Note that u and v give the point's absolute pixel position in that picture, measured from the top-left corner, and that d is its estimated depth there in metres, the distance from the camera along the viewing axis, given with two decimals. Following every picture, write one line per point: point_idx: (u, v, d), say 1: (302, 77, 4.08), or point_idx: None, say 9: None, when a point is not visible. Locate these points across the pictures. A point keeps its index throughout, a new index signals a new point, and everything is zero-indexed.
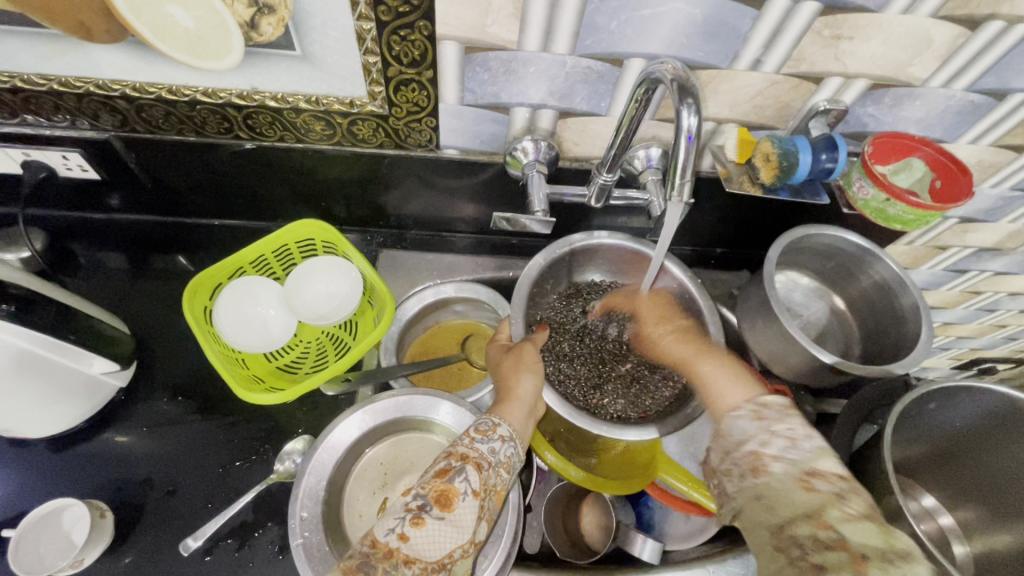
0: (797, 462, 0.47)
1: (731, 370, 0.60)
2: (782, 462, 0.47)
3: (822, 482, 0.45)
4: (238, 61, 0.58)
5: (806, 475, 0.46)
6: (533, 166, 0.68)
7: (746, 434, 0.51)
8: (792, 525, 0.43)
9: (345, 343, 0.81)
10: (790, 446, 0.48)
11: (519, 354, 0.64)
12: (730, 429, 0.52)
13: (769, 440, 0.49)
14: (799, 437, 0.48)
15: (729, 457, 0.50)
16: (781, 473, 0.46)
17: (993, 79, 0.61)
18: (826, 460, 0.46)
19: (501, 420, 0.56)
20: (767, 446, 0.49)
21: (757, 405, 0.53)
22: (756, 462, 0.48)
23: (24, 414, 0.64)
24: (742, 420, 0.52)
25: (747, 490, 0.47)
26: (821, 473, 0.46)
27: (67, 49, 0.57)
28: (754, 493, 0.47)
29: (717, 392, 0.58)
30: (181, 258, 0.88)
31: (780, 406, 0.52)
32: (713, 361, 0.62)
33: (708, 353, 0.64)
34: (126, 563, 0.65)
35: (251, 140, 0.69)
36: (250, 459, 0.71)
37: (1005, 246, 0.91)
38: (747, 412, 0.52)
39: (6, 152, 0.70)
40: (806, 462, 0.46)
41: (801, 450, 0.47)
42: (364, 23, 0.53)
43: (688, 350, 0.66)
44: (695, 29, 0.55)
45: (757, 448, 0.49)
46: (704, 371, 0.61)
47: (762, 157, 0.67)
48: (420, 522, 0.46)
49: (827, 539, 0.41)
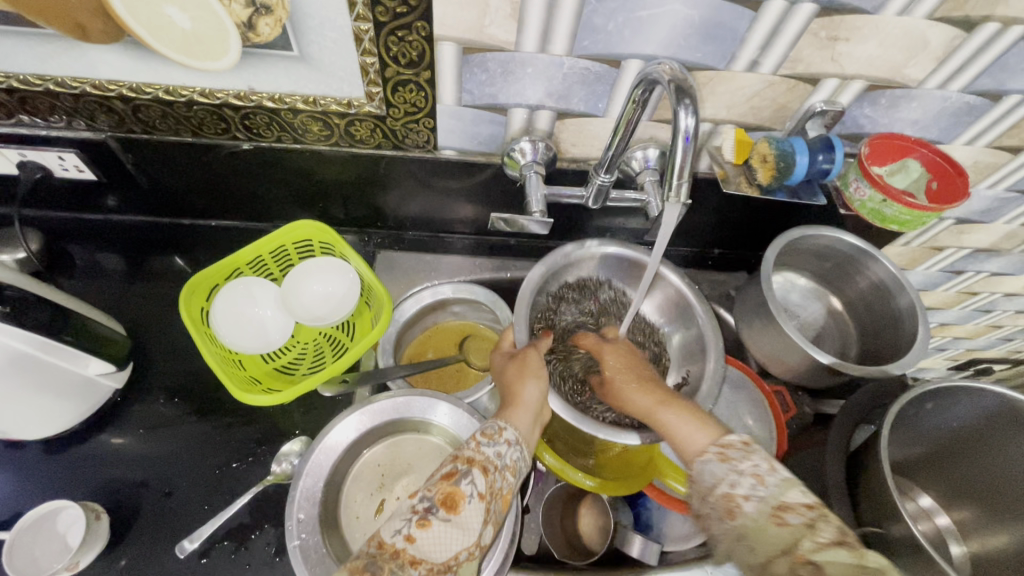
0: (766, 499, 0.48)
1: (690, 412, 0.58)
2: (752, 501, 0.48)
3: (793, 515, 0.46)
4: (235, 62, 0.58)
5: (777, 510, 0.47)
6: (531, 167, 0.68)
7: (716, 478, 0.51)
8: (774, 563, 0.45)
9: (342, 344, 0.81)
10: (756, 484, 0.49)
11: (523, 361, 0.63)
12: (700, 473, 0.52)
13: (737, 479, 0.50)
14: (762, 471, 0.49)
15: (706, 502, 0.51)
16: (752, 512, 0.48)
17: (989, 80, 0.61)
18: (791, 491, 0.48)
19: (507, 424, 0.55)
20: (735, 486, 0.49)
21: (722, 445, 0.53)
22: (729, 503, 0.49)
23: (19, 416, 0.63)
24: (710, 463, 0.52)
25: (727, 534, 0.49)
26: (789, 505, 0.47)
27: (64, 50, 0.57)
28: (735, 537, 0.48)
29: (678, 435, 0.56)
30: (178, 259, 0.86)
31: (740, 444, 0.52)
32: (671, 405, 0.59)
33: (669, 398, 0.60)
34: (122, 565, 0.65)
35: (248, 141, 0.69)
36: (247, 461, 0.71)
37: (1001, 247, 0.91)
38: (714, 455, 0.52)
39: (2, 153, 0.70)
40: (774, 496, 0.48)
41: (767, 486, 0.48)
42: (362, 23, 0.53)
43: (644, 394, 0.62)
44: (692, 30, 0.55)
45: (728, 489, 0.50)
46: (666, 418, 0.58)
47: (759, 158, 0.67)
48: (427, 524, 0.45)
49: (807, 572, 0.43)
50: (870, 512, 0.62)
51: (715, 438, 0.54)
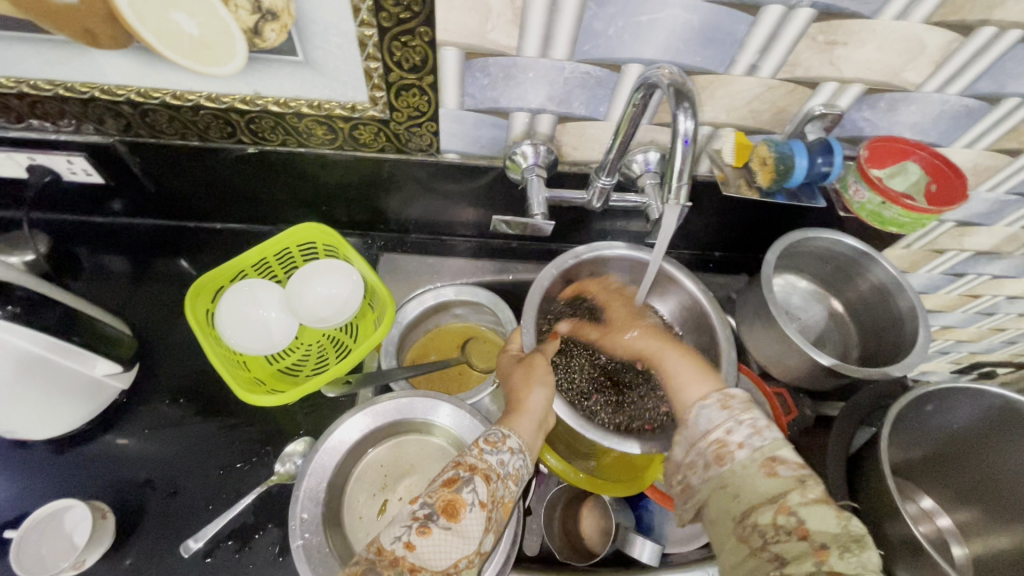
0: (760, 448, 0.49)
1: (693, 361, 0.63)
2: (745, 449, 0.50)
3: (784, 467, 0.48)
4: (241, 67, 0.59)
5: (769, 461, 0.48)
6: (532, 170, 0.68)
7: (712, 423, 0.53)
8: (756, 512, 0.47)
9: (345, 345, 0.81)
10: (753, 433, 0.50)
11: (530, 366, 0.64)
12: (696, 420, 0.55)
13: (734, 427, 0.51)
14: (761, 424, 0.51)
15: (695, 449, 0.53)
16: (744, 459, 0.49)
17: (987, 84, 0.62)
18: (785, 446, 0.49)
19: (511, 432, 0.56)
20: (731, 433, 0.51)
21: (723, 394, 0.55)
22: (721, 449, 0.51)
23: (27, 416, 0.64)
24: (708, 410, 0.54)
25: (713, 479, 0.51)
26: (783, 459, 0.48)
27: (73, 55, 0.58)
28: (719, 482, 0.50)
29: (679, 386, 0.60)
30: (184, 262, 0.86)
31: (743, 399, 0.54)
32: (676, 351, 0.65)
33: (674, 345, 0.66)
34: (127, 564, 0.65)
35: (253, 144, 0.70)
36: (251, 461, 0.72)
37: (1002, 250, 0.91)
38: (713, 401, 0.55)
39: (12, 157, 0.71)
40: (769, 448, 0.49)
41: (763, 437, 0.50)
42: (366, 29, 0.54)
43: (653, 341, 0.69)
44: (692, 35, 0.56)
45: (723, 435, 0.51)
46: (670, 364, 0.63)
47: (759, 161, 0.68)
48: (427, 532, 0.46)
49: (789, 525, 0.45)
50: (871, 513, 0.62)
51: (714, 388, 0.57)
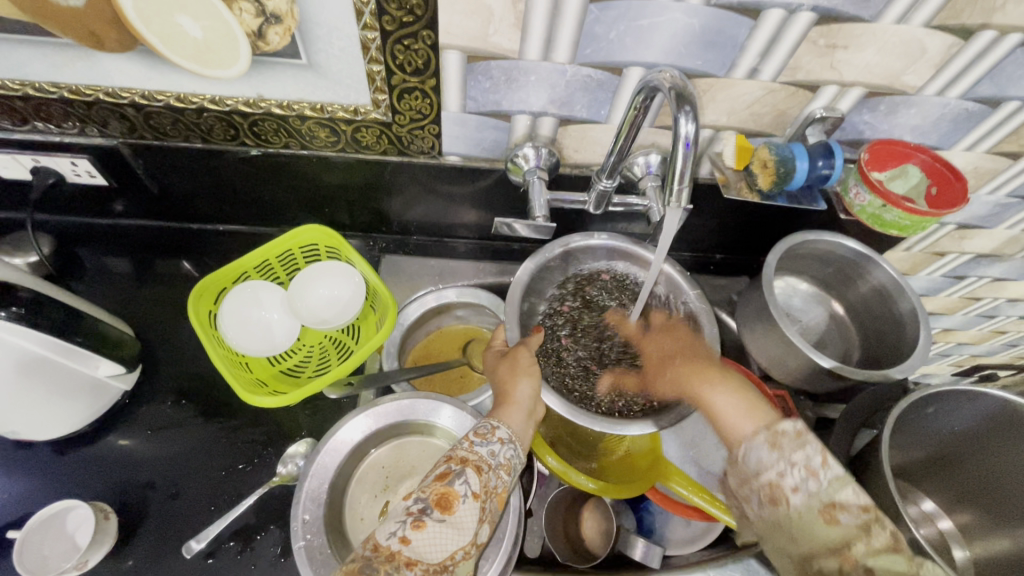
0: (816, 494, 0.49)
1: (744, 398, 0.61)
2: (801, 494, 0.49)
3: (845, 513, 0.48)
4: (245, 70, 0.59)
5: (828, 507, 0.48)
6: (534, 172, 0.69)
7: (762, 464, 0.52)
8: (820, 557, 0.47)
9: (347, 347, 0.82)
10: (807, 476, 0.49)
11: (514, 359, 0.64)
12: (745, 459, 0.54)
13: (787, 471, 0.50)
14: (815, 464, 0.50)
15: (748, 487, 0.53)
16: (801, 505, 0.49)
17: (987, 87, 0.62)
18: (845, 489, 0.48)
19: (500, 423, 0.56)
20: (783, 477, 0.50)
21: (773, 432, 0.53)
22: (774, 492, 0.50)
23: (30, 417, 0.64)
24: (757, 450, 0.53)
25: (769, 518, 0.51)
26: (842, 504, 0.48)
27: (78, 58, 0.59)
28: (776, 521, 0.50)
29: (730, 424, 0.59)
30: (185, 263, 0.88)
31: (794, 434, 0.52)
32: (723, 387, 0.63)
33: (721, 380, 0.64)
34: (128, 565, 0.65)
35: (256, 147, 0.71)
36: (253, 462, 0.72)
37: (1003, 252, 0.91)
38: (764, 440, 0.53)
39: (16, 159, 0.72)
40: (825, 493, 0.48)
41: (819, 480, 0.49)
42: (369, 32, 0.54)
43: (692, 374, 0.66)
44: (693, 38, 0.56)
45: (775, 478, 0.50)
46: (720, 402, 0.62)
47: (760, 164, 0.68)
48: (421, 525, 0.46)
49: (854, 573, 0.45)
50: None
51: (764, 425, 0.55)
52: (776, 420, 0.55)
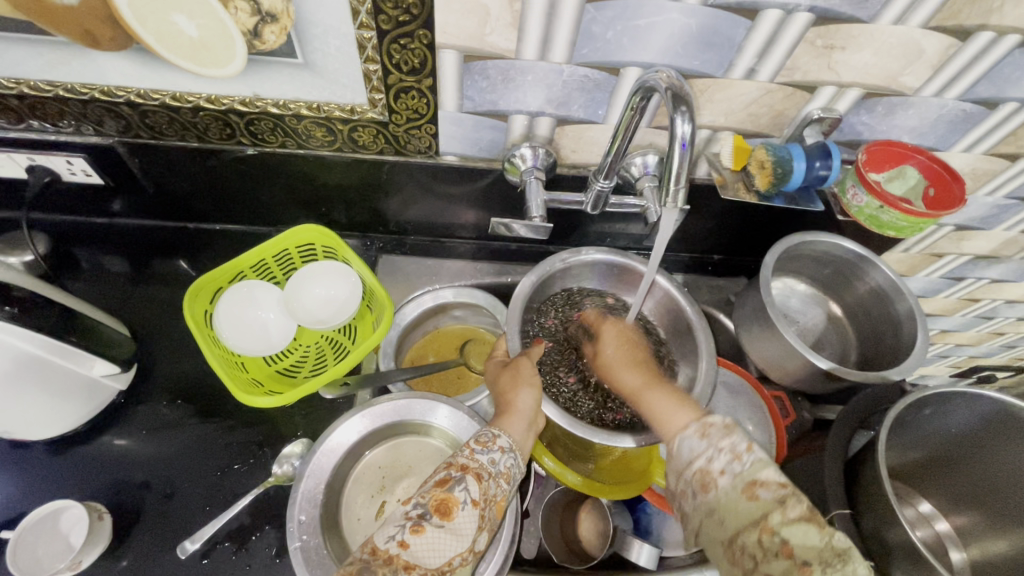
0: (740, 474, 0.49)
1: (674, 394, 0.60)
2: (726, 476, 0.49)
3: (765, 490, 0.47)
4: (241, 69, 0.59)
5: (750, 485, 0.48)
6: (531, 173, 0.69)
7: (694, 453, 0.53)
8: (743, 534, 0.46)
9: (344, 347, 0.81)
10: (733, 459, 0.50)
11: (515, 369, 0.64)
12: (679, 450, 0.54)
13: (715, 455, 0.51)
14: (740, 448, 0.50)
15: (682, 478, 0.53)
16: (727, 487, 0.49)
17: (985, 88, 0.62)
18: (767, 468, 0.48)
19: (502, 432, 0.56)
20: (712, 462, 0.51)
21: (703, 423, 0.54)
22: (704, 478, 0.51)
23: (25, 416, 0.64)
24: (689, 440, 0.54)
25: (701, 507, 0.50)
26: (763, 481, 0.48)
27: (74, 57, 0.58)
28: (708, 509, 0.49)
29: (662, 416, 0.58)
30: (183, 263, 0.86)
31: (722, 424, 0.53)
32: (659, 386, 0.62)
33: (658, 383, 0.63)
34: (123, 565, 0.65)
35: (253, 146, 0.70)
36: (249, 463, 0.72)
37: (1001, 254, 0.91)
38: (694, 431, 0.54)
39: (12, 157, 0.71)
40: (749, 472, 0.48)
41: (743, 462, 0.49)
42: (365, 31, 0.54)
43: (637, 376, 0.65)
44: (690, 38, 0.56)
45: (705, 465, 0.51)
46: (653, 399, 0.60)
47: (757, 165, 0.68)
48: (421, 530, 0.46)
49: (773, 545, 0.45)
50: (869, 517, 0.62)
51: (696, 418, 0.56)
52: (707, 414, 0.56)
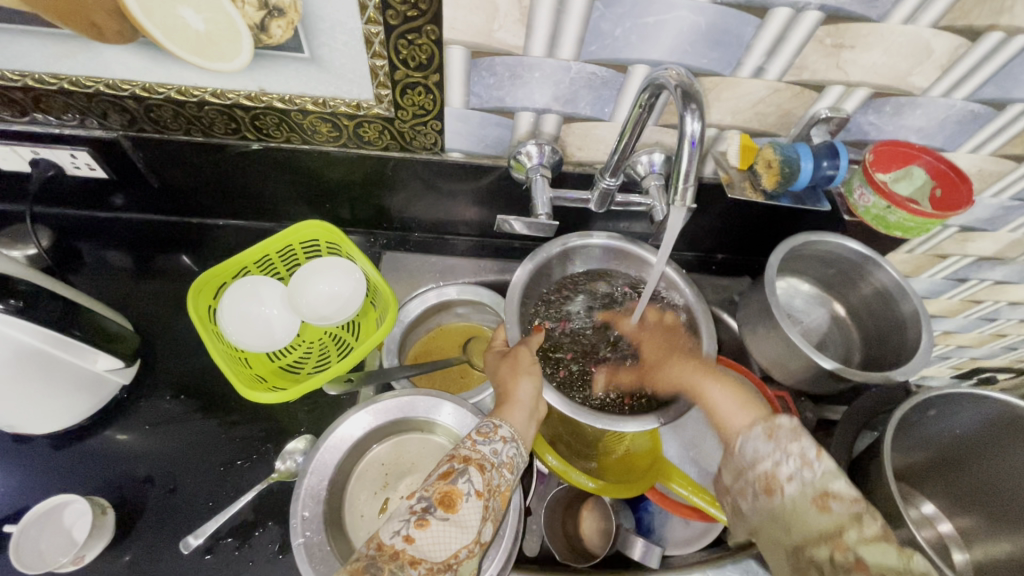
0: (811, 483, 0.49)
1: (735, 391, 0.62)
2: (795, 483, 0.50)
3: (838, 502, 0.48)
4: (247, 63, 0.59)
5: (820, 496, 0.49)
6: (537, 170, 0.69)
7: (759, 455, 0.53)
8: (811, 547, 0.47)
9: (347, 343, 0.81)
10: (802, 466, 0.51)
11: (515, 358, 0.63)
12: (742, 450, 0.55)
13: (782, 460, 0.52)
14: (810, 455, 0.51)
15: (743, 478, 0.54)
16: (795, 494, 0.50)
17: (993, 89, 0.62)
18: (838, 480, 0.49)
19: (502, 422, 0.56)
20: (780, 466, 0.51)
21: (769, 424, 0.55)
22: (771, 482, 0.51)
23: (28, 409, 0.64)
24: (754, 441, 0.55)
25: (763, 510, 0.51)
26: (835, 493, 0.49)
27: (79, 50, 0.58)
28: (771, 513, 0.51)
29: (723, 416, 0.60)
30: (184, 257, 0.87)
31: (790, 427, 0.54)
32: (717, 379, 0.63)
33: (715, 373, 0.64)
34: (125, 560, 0.65)
35: (257, 141, 0.70)
36: (252, 458, 0.72)
37: (1005, 256, 0.91)
38: (759, 433, 0.55)
39: (15, 150, 0.71)
40: (820, 482, 0.49)
41: (814, 470, 0.50)
42: (372, 26, 0.54)
43: (690, 367, 0.66)
44: (699, 36, 0.56)
45: (771, 468, 0.52)
46: (715, 394, 0.62)
47: (764, 164, 0.68)
48: (425, 524, 0.46)
49: (846, 561, 0.45)
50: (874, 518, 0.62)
51: (759, 417, 0.57)
52: (769, 414, 0.57)
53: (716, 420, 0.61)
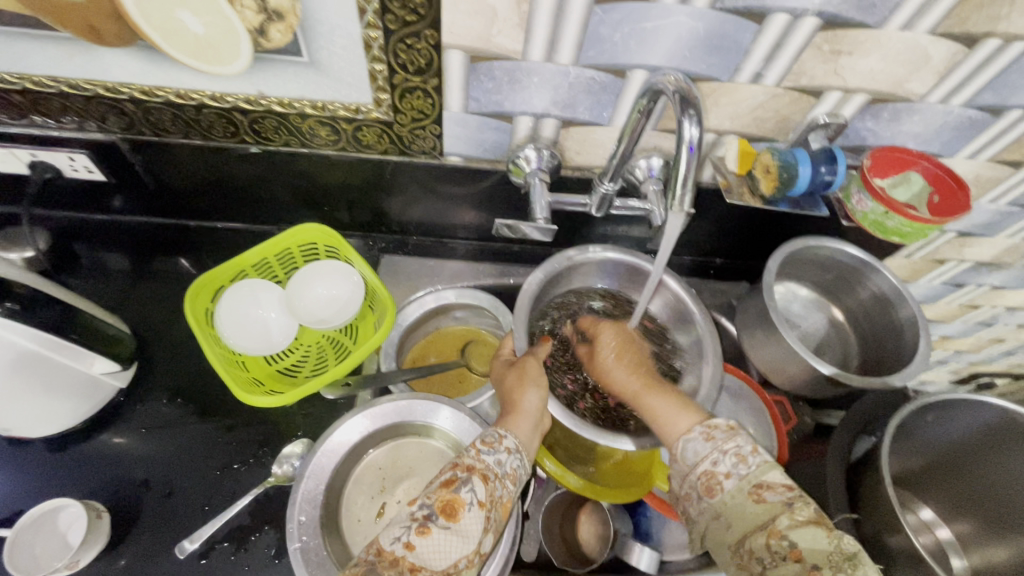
0: (746, 476, 0.50)
1: (675, 398, 0.59)
2: (733, 479, 0.50)
3: (772, 493, 0.48)
4: (246, 67, 0.59)
5: (756, 488, 0.49)
6: (536, 175, 0.69)
7: (700, 455, 0.53)
8: (750, 538, 0.47)
9: (344, 347, 0.81)
10: (738, 462, 0.51)
11: (522, 368, 0.63)
12: (682, 453, 0.54)
13: (720, 458, 0.51)
14: (745, 451, 0.51)
15: (686, 482, 0.53)
16: (733, 489, 0.50)
17: (990, 95, 0.62)
18: (772, 471, 0.50)
19: (507, 433, 0.56)
20: (718, 464, 0.51)
21: (708, 426, 0.54)
22: (710, 482, 0.51)
23: (24, 413, 0.64)
24: (694, 442, 0.54)
25: (707, 511, 0.51)
26: (770, 485, 0.49)
27: (78, 53, 0.58)
28: (714, 512, 0.50)
29: (663, 421, 0.58)
30: (183, 260, 0.87)
31: (726, 426, 0.54)
32: (657, 389, 0.61)
33: (658, 384, 0.62)
34: (120, 565, 0.65)
35: (256, 144, 0.70)
36: (248, 462, 0.71)
37: (1003, 261, 0.91)
38: (698, 434, 0.54)
39: (14, 153, 0.71)
40: (755, 475, 0.49)
41: (748, 465, 0.50)
42: (371, 31, 0.54)
43: (634, 376, 0.63)
44: (697, 42, 0.56)
45: (710, 467, 0.52)
46: (653, 401, 0.59)
47: (762, 169, 0.68)
48: (426, 531, 0.46)
49: (782, 549, 0.45)
50: (871, 523, 0.62)
51: (700, 419, 0.56)
52: (708, 416, 0.56)
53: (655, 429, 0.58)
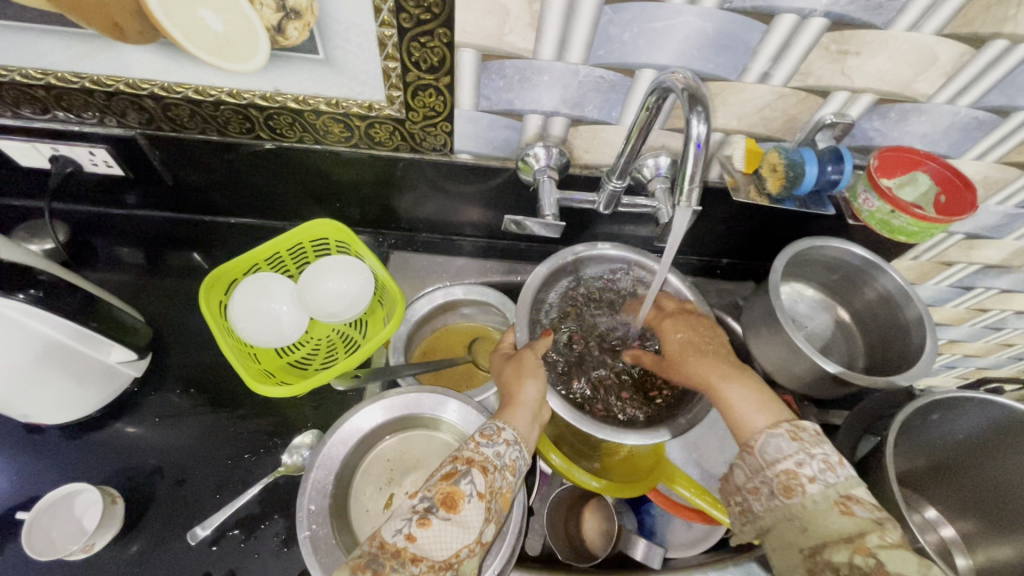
0: (833, 485, 0.49)
1: (756, 390, 0.59)
2: (817, 484, 0.49)
3: (860, 507, 0.48)
4: (263, 64, 0.60)
5: (843, 500, 0.48)
6: (544, 172, 0.70)
7: (781, 452, 0.52)
8: (830, 549, 0.47)
9: (354, 340, 0.83)
10: (826, 469, 0.50)
11: (520, 362, 0.64)
12: (761, 449, 0.53)
13: (806, 461, 0.51)
14: (834, 460, 0.51)
15: (759, 476, 0.53)
16: (816, 494, 0.49)
17: (998, 96, 0.62)
18: (860, 486, 0.49)
19: (506, 425, 0.57)
20: (803, 466, 0.51)
21: (793, 426, 0.54)
22: (790, 482, 0.50)
23: (41, 400, 0.66)
24: (777, 439, 0.53)
25: (779, 510, 0.51)
26: (857, 499, 0.48)
27: (100, 49, 0.60)
28: (787, 514, 0.50)
29: (741, 416, 0.57)
30: (196, 254, 0.88)
31: (813, 432, 0.53)
32: (737, 379, 0.60)
33: (733, 372, 0.61)
34: (132, 551, 0.66)
35: (271, 140, 0.71)
36: (259, 452, 0.73)
37: (1011, 264, 0.91)
38: (784, 432, 0.53)
39: (35, 147, 0.73)
40: (842, 486, 0.49)
41: (837, 475, 0.50)
42: (386, 29, 0.55)
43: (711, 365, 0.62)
44: (706, 42, 0.57)
45: (792, 467, 0.51)
46: (732, 393, 0.59)
47: (769, 168, 0.68)
48: (427, 523, 0.47)
49: (867, 566, 0.44)
50: None
51: (784, 418, 0.55)
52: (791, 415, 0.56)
53: (733, 423, 0.58)
